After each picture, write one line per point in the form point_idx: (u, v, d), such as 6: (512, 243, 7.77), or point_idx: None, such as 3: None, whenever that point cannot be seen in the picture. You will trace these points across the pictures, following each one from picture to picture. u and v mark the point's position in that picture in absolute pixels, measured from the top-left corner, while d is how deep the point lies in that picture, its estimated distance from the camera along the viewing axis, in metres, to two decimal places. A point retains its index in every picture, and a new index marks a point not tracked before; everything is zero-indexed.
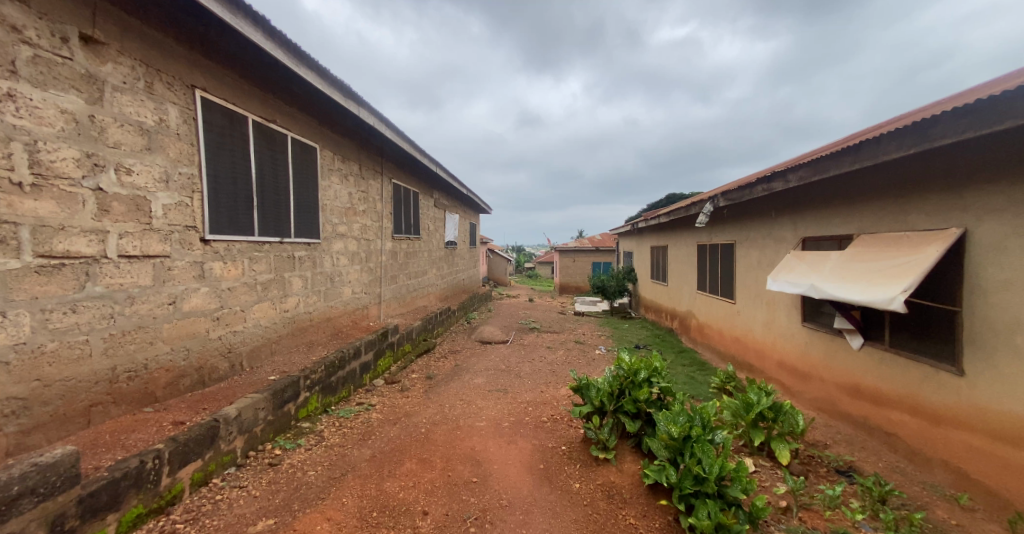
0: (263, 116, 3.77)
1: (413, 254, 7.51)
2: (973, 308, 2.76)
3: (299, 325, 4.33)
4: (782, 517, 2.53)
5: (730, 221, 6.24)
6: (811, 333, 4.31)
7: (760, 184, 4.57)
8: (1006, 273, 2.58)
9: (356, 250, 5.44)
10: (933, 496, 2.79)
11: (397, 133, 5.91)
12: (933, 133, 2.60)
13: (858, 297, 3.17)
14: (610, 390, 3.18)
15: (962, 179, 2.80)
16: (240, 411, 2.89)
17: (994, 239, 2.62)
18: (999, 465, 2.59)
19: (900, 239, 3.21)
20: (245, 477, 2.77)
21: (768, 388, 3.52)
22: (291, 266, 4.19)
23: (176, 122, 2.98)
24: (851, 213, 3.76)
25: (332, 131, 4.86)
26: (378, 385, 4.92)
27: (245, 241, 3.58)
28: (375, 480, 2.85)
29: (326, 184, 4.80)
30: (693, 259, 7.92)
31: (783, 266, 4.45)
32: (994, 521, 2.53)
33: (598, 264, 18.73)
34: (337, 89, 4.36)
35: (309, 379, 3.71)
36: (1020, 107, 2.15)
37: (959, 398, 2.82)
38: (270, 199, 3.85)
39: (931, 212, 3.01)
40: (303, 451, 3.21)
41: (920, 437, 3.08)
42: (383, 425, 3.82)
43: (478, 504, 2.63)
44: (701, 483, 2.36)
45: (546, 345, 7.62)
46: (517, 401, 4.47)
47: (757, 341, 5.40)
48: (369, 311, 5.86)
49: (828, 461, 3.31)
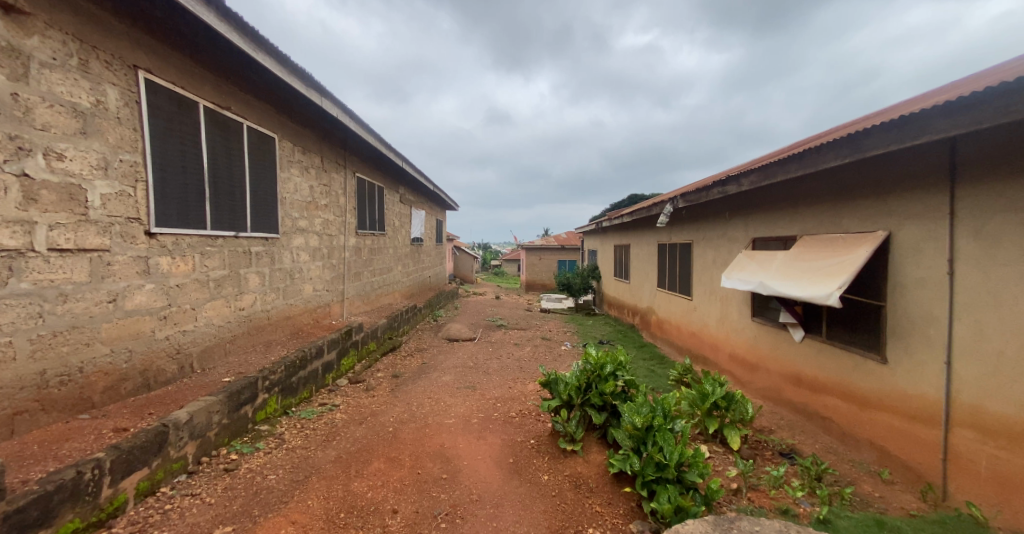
0: (215, 101, 3.54)
1: (378, 250, 7.34)
2: (895, 303, 3.07)
3: (255, 323, 4.12)
4: (733, 498, 2.72)
5: (688, 222, 6.58)
6: (760, 328, 4.63)
7: (716, 187, 4.84)
8: (921, 271, 2.88)
9: (318, 246, 5.25)
10: (860, 473, 3.10)
11: (361, 126, 5.74)
12: (864, 145, 2.87)
13: (800, 293, 3.43)
14: (577, 384, 3.30)
15: (887, 187, 3.11)
16: (192, 415, 2.73)
17: (911, 241, 2.94)
18: (912, 442, 2.90)
19: (836, 241, 3.52)
20: (197, 484, 2.62)
21: (723, 379, 3.77)
22: (247, 262, 3.98)
23: (116, 105, 2.75)
24: (796, 215, 4.06)
25: (292, 122, 4.66)
26: (342, 385, 4.79)
27: (196, 236, 3.37)
28: (341, 481, 2.78)
29: (286, 176, 4.60)
30: (654, 258, 8.25)
31: (735, 264, 4.73)
32: (910, 492, 2.84)
33: (563, 262, 19.09)
34: (299, 77, 4.18)
35: (268, 380, 3.55)
36: (935, 125, 2.41)
37: (883, 384, 3.13)
38: (223, 190, 3.64)
39: (862, 216, 3.32)
40: (262, 455, 3.07)
41: (851, 420, 3.40)
42: (348, 425, 3.73)
43: (448, 500, 2.64)
44: (662, 470, 2.49)
45: (514, 342, 7.67)
46: (486, 397, 4.51)
47: (711, 335, 5.73)
48: (331, 309, 5.66)
49: (773, 445, 3.59)
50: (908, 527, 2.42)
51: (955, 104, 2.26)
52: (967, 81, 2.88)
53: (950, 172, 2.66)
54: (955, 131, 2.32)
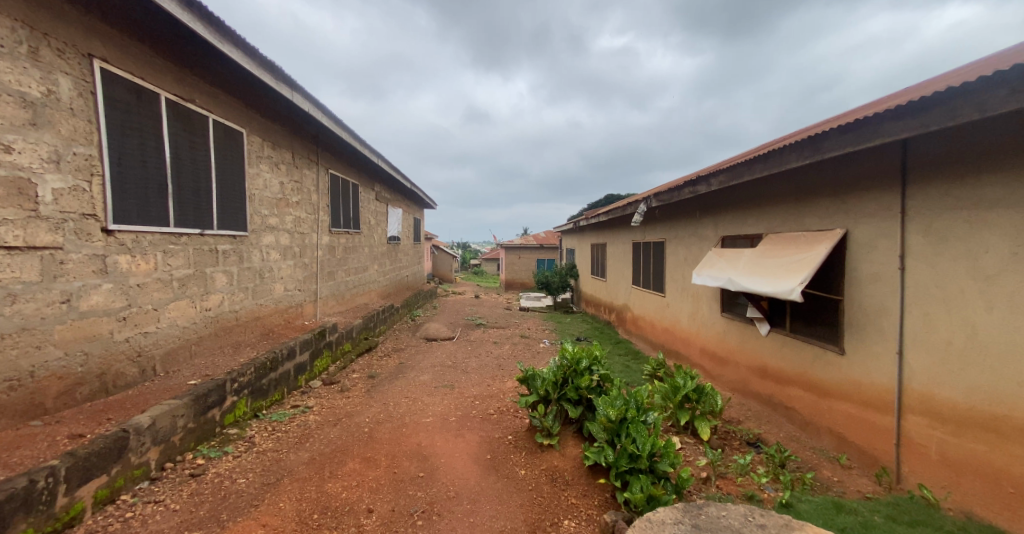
0: (178, 93, 3.40)
1: (353, 249, 7.21)
2: (852, 297, 3.24)
3: (223, 324, 3.98)
4: (703, 486, 2.82)
5: (662, 221, 6.73)
6: (729, 322, 4.79)
7: (688, 187, 4.99)
8: (874, 267, 3.05)
9: (289, 244, 5.12)
10: (821, 459, 3.26)
11: (334, 122, 5.62)
12: (823, 146, 3.02)
13: (764, 288, 3.59)
14: (554, 379, 3.34)
15: (844, 187, 3.28)
16: (155, 420, 2.62)
17: (866, 238, 3.11)
18: (867, 428, 3.07)
19: (799, 238, 3.68)
20: (161, 491, 2.52)
21: (694, 372, 3.90)
22: (214, 260, 3.84)
23: (69, 95, 2.61)
24: (762, 214, 4.23)
25: (261, 116, 4.52)
26: (315, 387, 4.68)
27: (158, 233, 3.23)
28: (314, 482, 2.73)
29: (255, 172, 4.46)
30: (629, 256, 8.41)
31: (705, 262, 4.88)
32: (866, 476, 3.01)
33: (542, 261, 19.21)
34: (268, 70, 4.05)
35: (236, 382, 3.45)
36: (885, 129, 2.56)
37: (841, 374, 3.30)
38: (187, 187, 3.50)
39: (822, 215, 3.48)
40: (231, 459, 2.98)
41: (812, 409, 3.58)
42: (322, 427, 3.65)
43: (425, 498, 2.63)
44: (635, 460, 2.55)
45: (492, 340, 7.68)
46: (464, 395, 4.50)
47: (683, 331, 5.90)
48: (304, 309, 5.52)
49: (741, 435, 3.73)
50: (863, 507, 2.56)
51: (903, 110, 2.41)
52: (915, 88, 3.06)
53: (899, 173, 2.82)
54: (903, 134, 2.47)
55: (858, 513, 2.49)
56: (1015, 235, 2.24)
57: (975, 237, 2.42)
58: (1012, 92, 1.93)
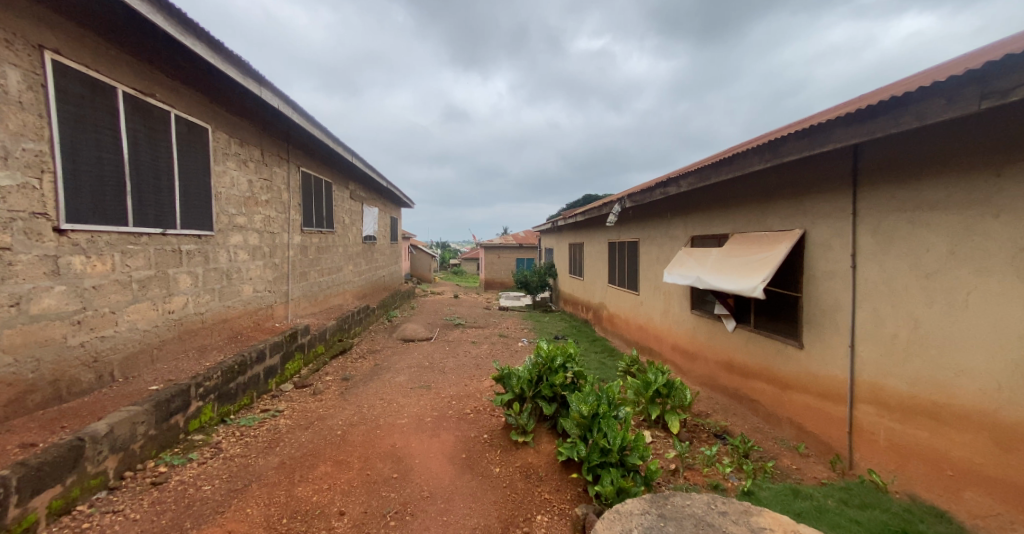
0: (137, 87, 3.27)
1: (327, 249, 7.07)
2: (809, 293, 3.41)
3: (187, 328, 3.84)
4: (671, 477, 2.93)
5: (635, 221, 6.89)
6: (698, 319, 4.96)
7: (659, 188, 5.14)
8: (829, 265, 3.22)
9: (258, 244, 4.98)
10: (781, 449, 3.42)
11: (305, 119, 5.50)
12: (782, 151, 3.17)
13: (730, 286, 3.73)
14: (529, 377, 3.39)
15: (802, 190, 3.45)
16: (113, 427, 2.52)
17: (822, 238, 3.28)
18: (823, 418, 3.25)
19: (762, 238, 3.85)
20: (120, 500, 2.43)
21: (665, 368, 4.01)
22: (177, 261, 3.70)
23: (17, 88, 2.48)
24: (728, 215, 4.40)
25: (227, 112, 4.38)
26: (287, 390, 4.58)
27: (116, 233, 3.10)
28: (283, 487, 2.68)
29: (221, 169, 4.32)
30: (605, 255, 8.56)
31: (676, 261, 5.03)
32: (822, 463, 3.18)
33: (521, 260, 19.29)
34: (235, 65, 3.93)
35: (202, 387, 3.33)
36: (837, 135, 2.72)
37: (799, 367, 3.48)
38: (148, 184, 3.37)
39: (783, 216, 3.65)
40: (195, 465, 2.89)
41: (774, 401, 3.75)
42: (293, 431, 3.58)
43: (398, 499, 2.63)
44: (606, 454, 2.62)
45: (470, 340, 7.67)
46: (440, 396, 4.49)
47: (656, 328, 6.05)
48: (274, 311, 5.38)
49: (709, 427, 3.87)
50: (818, 492, 2.71)
51: (853, 116, 2.55)
52: (866, 97, 3.25)
53: (852, 176, 2.99)
54: (851, 140, 2.63)
55: (812, 498, 2.63)
56: (953, 235, 2.41)
57: (916, 238, 2.59)
58: (949, 102, 2.08)
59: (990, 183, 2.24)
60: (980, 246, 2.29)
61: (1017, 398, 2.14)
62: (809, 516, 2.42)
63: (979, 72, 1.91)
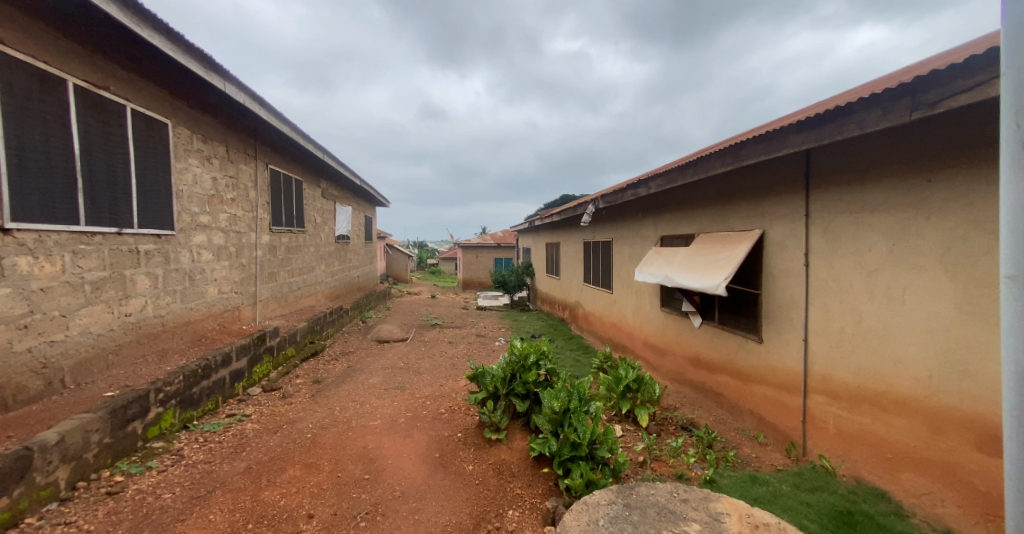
0: (90, 80, 3.11)
1: (297, 249, 6.89)
2: (768, 290, 3.59)
3: (146, 331, 3.68)
4: (639, 469, 3.03)
5: (608, 221, 7.03)
6: (667, 317, 5.12)
7: (630, 189, 5.27)
8: (786, 264, 3.40)
9: (223, 244, 4.81)
10: (743, 438, 3.59)
11: (273, 115, 5.36)
12: (742, 155, 3.32)
13: (695, 284, 3.88)
14: (503, 375, 3.42)
15: (761, 192, 3.61)
16: (64, 436, 2.40)
17: (779, 238, 3.45)
18: (780, 408, 3.42)
19: (725, 237, 4.01)
20: (73, 512, 2.32)
21: (635, 364, 4.13)
22: (135, 262, 3.55)
23: None
24: (694, 215, 4.56)
25: (189, 106, 4.22)
26: (255, 394, 4.45)
27: (66, 233, 2.95)
28: (249, 492, 2.62)
29: (183, 166, 4.15)
30: (580, 255, 8.69)
31: (646, 260, 5.17)
32: (779, 450, 3.35)
33: (499, 260, 19.30)
34: (198, 59, 3.80)
35: (162, 392, 3.21)
36: (790, 140, 2.87)
37: (759, 360, 3.65)
38: (102, 182, 3.22)
39: (744, 217, 3.82)
40: (155, 474, 2.78)
41: (736, 393, 3.92)
42: (261, 435, 3.50)
43: (370, 499, 2.62)
44: (577, 448, 2.69)
45: (446, 340, 7.65)
46: (415, 396, 4.47)
47: (628, 325, 6.20)
48: (241, 312, 5.21)
49: (676, 420, 4.01)
50: (775, 478, 2.87)
51: (804, 123, 2.70)
52: (819, 104, 3.44)
53: (805, 179, 3.16)
54: (802, 146, 2.79)
55: (769, 484, 2.78)
56: (892, 235, 2.59)
57: (860, 238, 2.78)
58: (885, 111, 2.24)
59: (922, 188, 2.42)
60: (914, 246, 2.47)
61: (947, 386, 2.32)
62: (765, 500, 2.56)
63: (911, 85, 2.07)
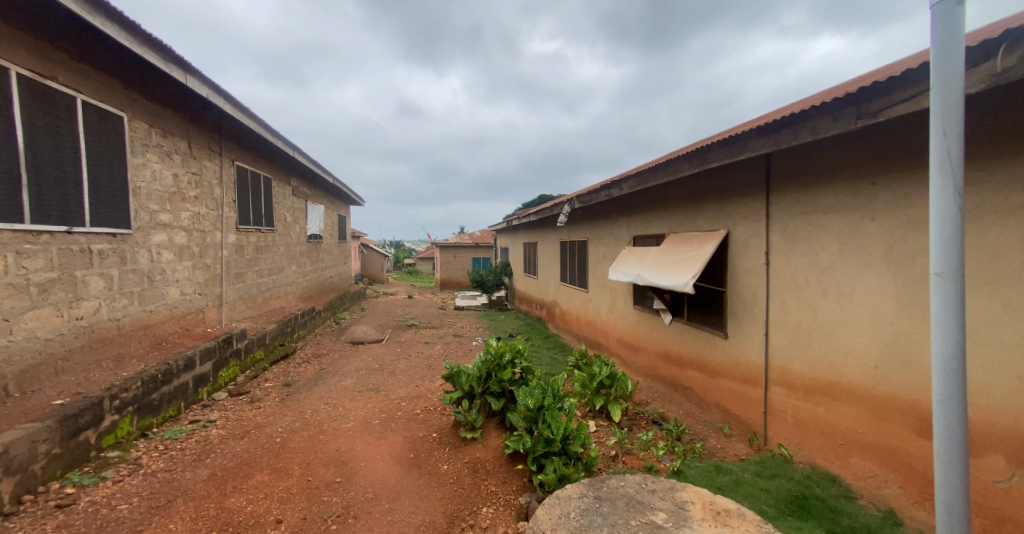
0: (36, 69, 2.94)
1: (266, 249, 6.68)
2: (732, 288, 3.73)
3: (101, 335, 3.50)
4: (611, 462, 3.10)
5: (584, 221, 7.13)
6: (639, 314, 5.24)
7: (604, 190, 5.37)
8: (748, 262, 3.54)
9: (186, 243, 4.62)
10: (709, 430, 3.73)
11: (239, 110, 5.18)
12: (708, 157, 3.44)
13: (664, 282, 3.98)
14: (478, 374, 3.43)
15: (726, 193, 3.75)
16: (8, 447, 2.26)
17: (742, 237, 3.60)
18: (743, 400, 3.57)
19: (693, 237, 4.14)
20: (17, 527, 2.18)
21: (609, 360, 4.21)
22: (88, 262, 3.37)
23: None
24: (665, 215, 4.68)
25: (148, 100, 4.03)
26: (221, 399, 4.30)
27: (10, 231, 2.78)
28: (213, 499, 2.54)
29: (141, 162, 3.97)
30: (557, 254, 8.78)
31: (619, 259, 5.27)
32: (742, 441, 3.50)
33: (477, 259, 19.27)
34: (156, 50, 3.63)
35: (118, 399, 3.06)
36: (752, 144, 3.00)
37: (725, 355, 3.80)
38: (49, 177, 3.05)
39: (711, 217, 3.96)
40: (110, 484, 2.65)
41: (704, 387, 4.06)
42: (227, 441, 3.38)
43: (341, 502, 2.58)
44: (550, 444, 2.73)
45: (423, 340, 7.58)
46: (390, 398, 4.42)
47: (603, 323, 6.31)
48: (205, 315, 5.01)
49: (648, 414, 4.12)
50: (738, 467, 2.99)
51: (764, 128, 2.83)
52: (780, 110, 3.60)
53: (766, 181, 3.30)
54: (762, 149, 2.92)
55: (732, 473, 2.90)
56: (842, 236, 2.75)
57: (815, 238, 2.93)
58: (835, 119, 2.37)
59: (867, 191, 2.57)
60: (861, 245, 2.62)
61: (890, 375, 2.48)
62: (728, 488, 2.67)
63: (857, 94, 2.21)
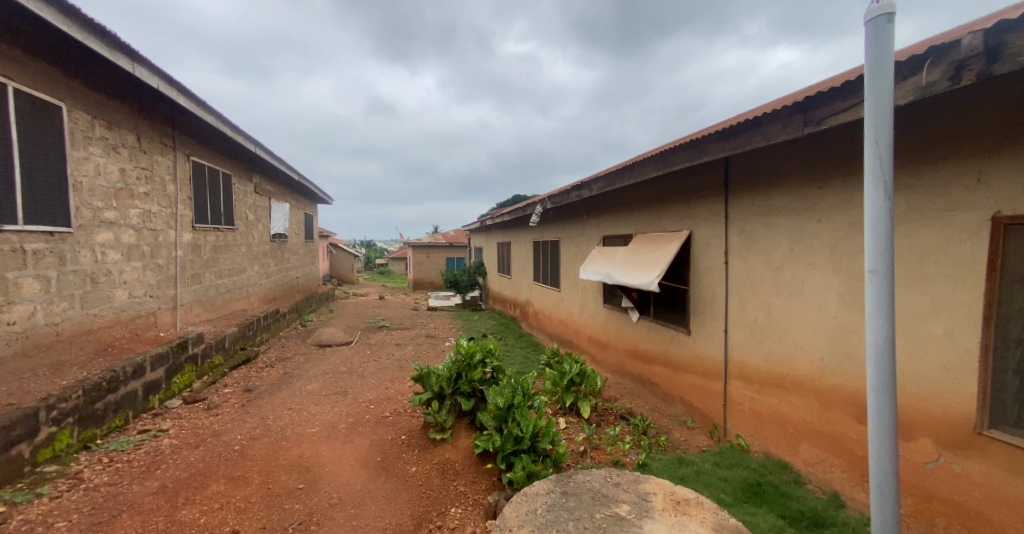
0: None
1: (225, 249, 6.37)
2: (695, 286, 3.87)
3: (36, 342, 3.25)
4: (579, 458, 3.15)
5: (555, 222, 7.21)
6: (609, 312, 5.34)
7: (574, 191, 5.44)
8: (709, 261, 3.68)
9: (135, 242, 4.35)
10: (673, 424, 3.85)
11: (195, 103, 4.92)
12: (671, 160, 3.54)
13: (630, 280, 4.07)
14: (449, 375, 3.40)
15: (689, 195, 3.88)
16: None
17: (704, 237, 3.73)
18: (705, 394, 3.71)
19: (659, 237, 4.26)
20: None
21: (579, 358, 4.27)
22: (20, 263, 3.13)
23: None
24: (633, 216, 4.79)
25: (90, 89, 3.77)
26: (175, 407, 4.08)
27: None
28: (163, 512, 2.41)
29: (82, 155, 3.70)
30: (530, 254, 8.83)
31: (589, 259, 5.35)
32: (704, 433, 3.63)
33: (451, 260, 19.12)
34: (99, 36, 3.40)
35: (56, 409, 2.85)
36: (711, 147, 3.11)
37: (688, 351, 3.93)
38: None
39: (675, 218, 4.09)
40: (46, 501, 2.47)
41: (668, 382, 4.19)
42: (180, 451, 3.21)
43: (303, 510, 2.50)
44: (519, 442, 2.74)
45: (394, 342, 7.44)
46: (358, 401, 4.31)
47: (574, 322, 6.39)
48: (158, 318, 4.74)
49: (616, 410, 4.21)
50: (699, 458, 3.11)
51: (722, 133, 2.95)
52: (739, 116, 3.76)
53: (725, 184, 3.44)
54: (721, 153, 3.03)
55: (694, 464, 3.01)
56: (793, 236, 2.90)
57: (769, 238, 3.07)
58: (784, 126, 2.51)
59: (815, 194, 2.72)
60: (810, 245, 2.78)
61: (835, 367, 2.63)
62: (690, 479, 2.77)
63: (804, 102, 2.34)
